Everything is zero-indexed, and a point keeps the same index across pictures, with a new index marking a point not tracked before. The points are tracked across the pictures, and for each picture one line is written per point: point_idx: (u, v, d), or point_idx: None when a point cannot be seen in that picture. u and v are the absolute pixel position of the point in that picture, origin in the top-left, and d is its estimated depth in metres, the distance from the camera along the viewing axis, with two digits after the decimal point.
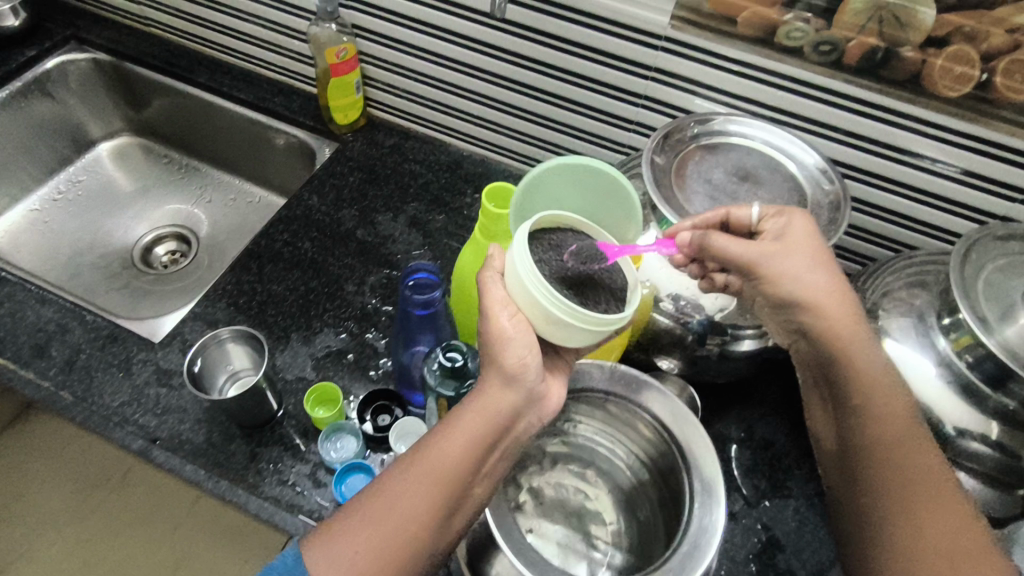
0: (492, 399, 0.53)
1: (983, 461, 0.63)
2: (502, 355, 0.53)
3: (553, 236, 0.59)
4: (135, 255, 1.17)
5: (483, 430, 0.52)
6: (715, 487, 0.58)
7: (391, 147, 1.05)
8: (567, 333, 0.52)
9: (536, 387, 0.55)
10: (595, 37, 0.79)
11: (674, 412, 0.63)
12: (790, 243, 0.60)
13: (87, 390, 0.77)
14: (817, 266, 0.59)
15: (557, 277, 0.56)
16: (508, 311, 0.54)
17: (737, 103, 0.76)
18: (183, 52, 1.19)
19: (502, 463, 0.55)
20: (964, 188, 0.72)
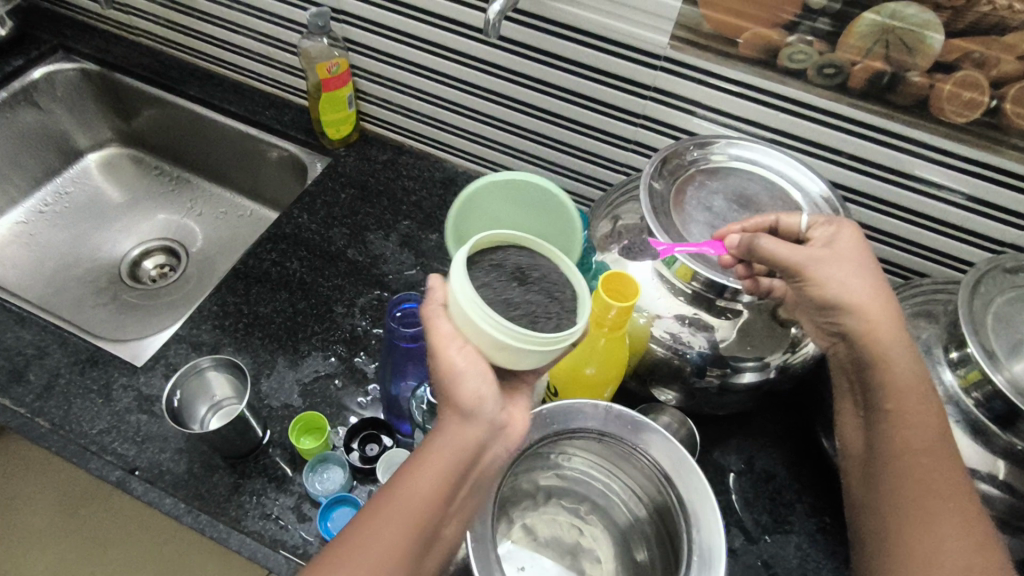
0: (454, 436, 0.51)
1: (993, 502, 0.61)
2: (456, 392, 0.51)
3: (492, 257, 0.56)
4: (123, 269, 1.14)
5: (448, 469, 0.50)
6: (713, 541, 0.55)
7: (384, 162, 1.03)
8: (518, 356, 0.50)
9: (497, 417, 0.53)
10: (591, 55, 0.76)
11: (673, 455, 0.61)
12: (834, 250, 0.58)
13: (65, 417, 0.74)
14: (859, 273, 0.57)
15: (502, 300, 0.53)
16: (457, 344, 0.51)
17: (738, 125, 0.74)
18: (174, 63, 1.17)
19: (469, 499, 0.53)
20: (971, 215, 0.70)
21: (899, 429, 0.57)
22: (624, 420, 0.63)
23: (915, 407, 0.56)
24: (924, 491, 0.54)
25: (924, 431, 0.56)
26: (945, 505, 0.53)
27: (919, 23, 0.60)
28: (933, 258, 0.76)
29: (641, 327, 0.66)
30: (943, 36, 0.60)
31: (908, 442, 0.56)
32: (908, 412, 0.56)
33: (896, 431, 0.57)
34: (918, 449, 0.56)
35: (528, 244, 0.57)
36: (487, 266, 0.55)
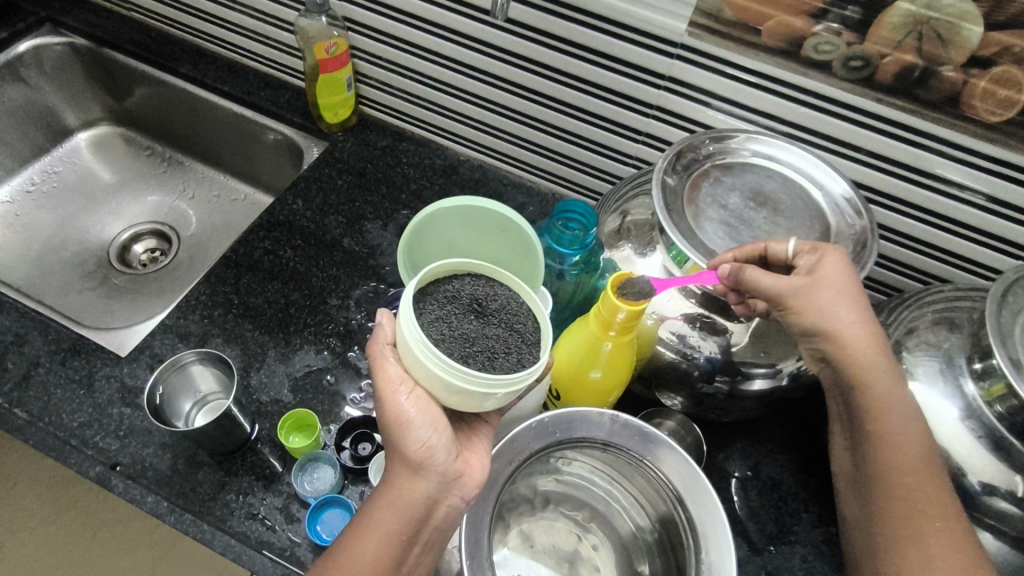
0: (403, 492, 0.50)
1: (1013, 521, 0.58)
2: (405, 444, 0.50)
3: (448, 287, 0.54)
4: (112, 253, 1.11)
5: (396, 527, 0.49)
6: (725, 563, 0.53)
7: (383, 148, 0.99)
8: (476, 399, 0.47)
9: (448, 468, 0.51)
10: (603, 41, 0.73)
11: (684, 470, 0.58)
12: (820, 280, 0.55)
13: (44, 408, 0.71)
14: (842, 301, 0.54)
15: (458, 336, 0.51)
16: (406, 389, 0.49)
17: (756, 119, 0.71)
18: (166, 39, 1.13)
19: (425, 554, 0.52)
20: (996, 218, 0.67)
21: (889, 452, 0.54)
22: (632, 431, 0.60)
23: (902, 428, 0.54)
24: (925, 515, 0.52)
25: (916, 455, 0.54)
26: (945, 532, 0.52)
27: (956, 13, 0.56)
28: (953, 261, 0.73)
29: (649, 328, 0.63)
30: (982, 29, 0.56)
31: (901, 463, 0.54)
32: (888, 437, 0.54)
33: (884, 454, 0.54)
34: (910, 474, 0.53)
35: (485, 272, 0.56)
36: (442, 298, 0.53)
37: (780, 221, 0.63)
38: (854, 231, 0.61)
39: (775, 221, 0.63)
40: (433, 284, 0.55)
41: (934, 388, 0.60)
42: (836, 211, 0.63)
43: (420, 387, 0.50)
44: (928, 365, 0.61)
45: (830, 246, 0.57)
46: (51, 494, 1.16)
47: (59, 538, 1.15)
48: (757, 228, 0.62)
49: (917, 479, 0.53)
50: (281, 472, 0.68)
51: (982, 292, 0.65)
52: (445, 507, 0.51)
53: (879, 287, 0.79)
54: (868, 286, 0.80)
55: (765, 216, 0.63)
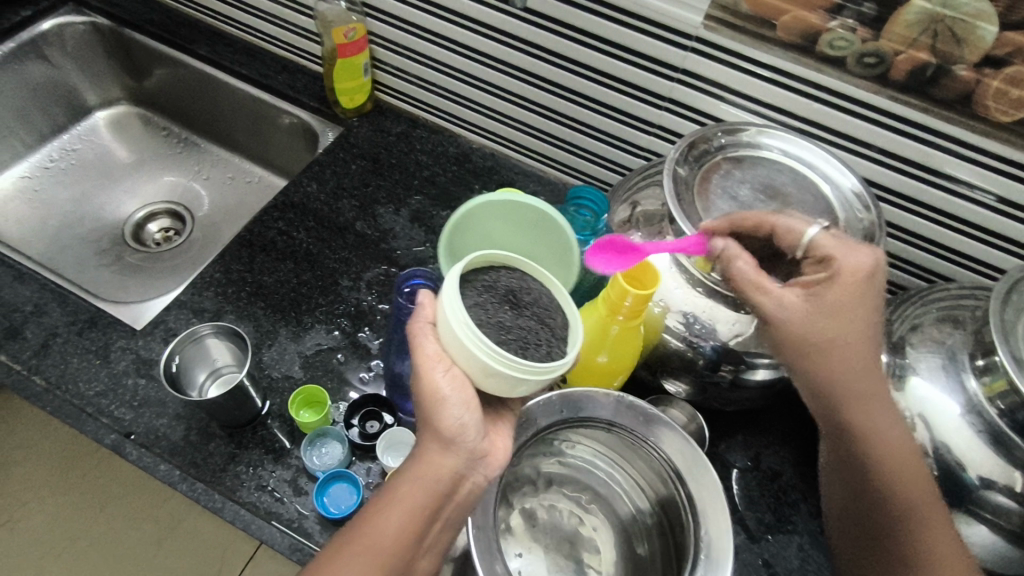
0: (431, 466, 0.51)
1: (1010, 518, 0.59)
2: (438, 419, 0.51)
3: (484, 277, 0.54)
4: (127, 231, 1.12)
5: (421, 500, 0.50)
6: (719, 543, 0.54)
7: (398, 135, 1.00)
8: (511, 384, 0.48)
9: (476, 446, 0.52)
10: (619, 32, 0.73)
11: (686, 452, 0.59)
12: (821, 293, 0.54)
13: (62, 377, 0.72)
14: (837, 323, 0.54)
15: (494, 323, 0.51)
16: (443, 366, 0.50)
17: (769, 114, 0.71)
18: (186, 21, 1.14)
19: (445, 530, 0.53)
20: (1003, 218, 0.67)
21: (880, 450, 0.55)
22: (631, 411, 0.61)
23: (891, 430, 0.56)
24: (920, 513, 0.55)
25: (905, 452, 0.55)
26: (936, 530, 0.54)
27: (972, 12, 0.57)
28: (960, 261, 0.73)
29: (657, 316, 0.64)
30: (997, 28, 0.57)
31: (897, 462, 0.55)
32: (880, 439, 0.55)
33: (881, 458, 0.55)
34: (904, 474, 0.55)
35: (520, 269, 0.57)
36: (481, 285, 0.54)
37: (790, 214, 0.63)
38: (862, 225, 0.62)
39: (784, 213, 0.63)
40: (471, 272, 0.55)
41: (936, 383, 0.61)
42: (846, 206, 0.64)
43: (456, 366, 0.50)
44: (930, 361, 0.62)
45: (847, 254, 0.55)
46: (62, 466, 1.19)
47: (66, 511, 1.17)
48: None
49: (910, 476, 0.55)
50: (290, 447, 0.70)
51: (986, 291, 0.66)
52: (470, 483, 0.52)
53: (886, 285, 0.80)
54: None
55: (774, 209, 0.64)
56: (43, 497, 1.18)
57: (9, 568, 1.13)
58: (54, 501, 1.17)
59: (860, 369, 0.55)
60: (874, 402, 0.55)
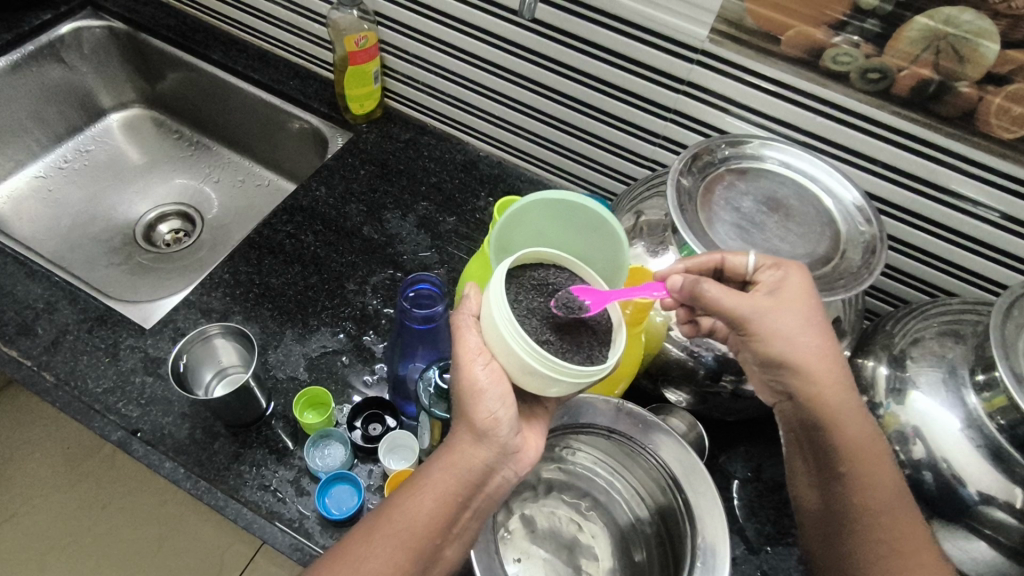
0: (464, 455, 0.52)
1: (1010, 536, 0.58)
2: (474, 411, 0.52)
3: (534, 274, 0.57)
4: (138, 231, 1.14)
5: (452, 489, 0.51)
6: (717, 547, 0.54)
7: (406, 141, 1.02)
8: (545, 383, 0.49)
9: (510, 441, 0.53)
10: (626, 44, 0.74)
11: (684, 461, 0.59)
12: (785, 297, 0.56)
13: (71, 373, 0.73)
14: (788, 330, 0.56)
15: (538, 323, 0.54)
16: (483, 361, 0.51)
17: (773, 127, 0.72)
18: (201, 27, 1.16)
19: (473, 521, 0.53)
20: (1005, 234, 0.68)
21: (853, 446, 0.56)
22: (628, 418, 0.61)
23: (858, 430, 0.56)
24: (894, 517, 0.54)
25: (877, 453, 0.56)
26: (908, 531, 0.54)
27: (974, 30, 0.58)
28: (962, 276, 0.74)
29: (658, 325, 0.65)
30: (998, 46, 0.57)
31: (871, 464, 0.55)
32: (845, 436, 0.56)
33: (852, 454, 0.56)
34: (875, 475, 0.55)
35: (572, 267, 0.58)
36: (527, 284, 0.56)
37: (792, 226, 0.64)
38: (864, 239, 0.63)
39: (787, 226, 0.64)
40: (517, 269, 0.57)
41: (935, 397, 0.61)
42: (848, 219, 0.64)
43: (496, 360, 0.51)
44: (930, 375, 0.62)
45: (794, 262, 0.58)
46: (69, 461, 1.21)
47: (69, 509, 1.18)
48: (769, 231, 0.64)
49: (880, 475, 0.55)
50: (293, 448, 0.71)
51: (988, 306, 0.66)
52: (499, 477, 0.53)
53: (888, 299, 0.80)
54: (877, 297, 0.81)
55: (777, 221, 0.64)
56: (48, 493, 1.19)
57: (12, 565, 1.13)
58: (59, 497, 1.18)
59: (818, 368, 0.56)
60: (834, 397, 0.56)
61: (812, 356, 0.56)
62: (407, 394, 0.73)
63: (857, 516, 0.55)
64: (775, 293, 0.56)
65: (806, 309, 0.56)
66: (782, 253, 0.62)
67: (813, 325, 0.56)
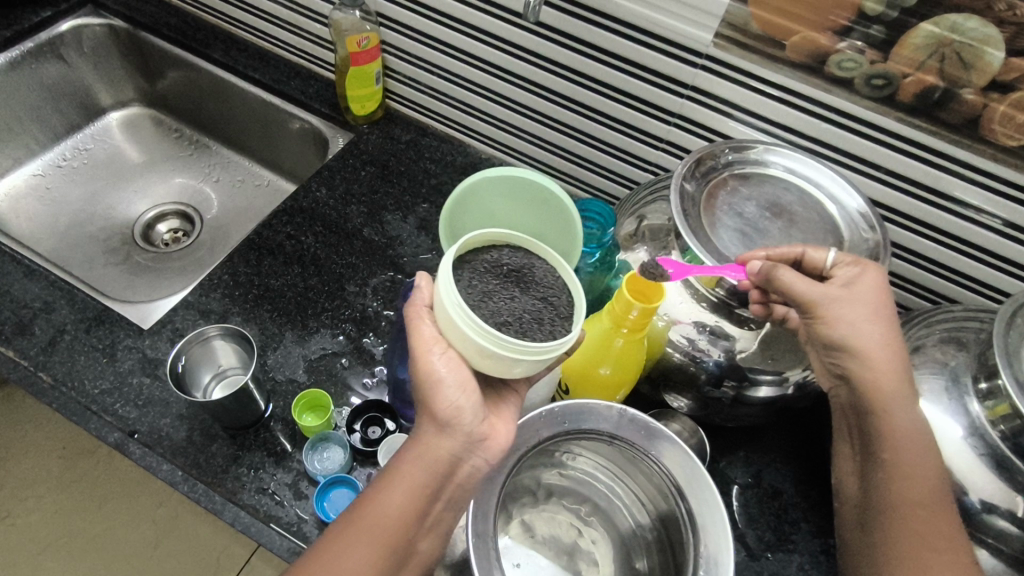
0: (429, 447, 0.52)
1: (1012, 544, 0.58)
2: (434, 401, 0.52)
3: (488, 256, 0.56)
4: (136, 231, 1.13)
5: (420, 483, 0.51)
6: (719, 559, 0.54)
7: (407, 142, 1.01)
8: (506, 364, 0.48)
9: (475, 429, 0.53)
10: (629, 47, 0.74)
11: (687, 468, 0.59)
12: (860, 290, 0.56)
13: (68, 374, 0.73)
14: (858, 319, 0.56)
15: (496, 305, 0.53)
16: (439, 349, 0.51)
17: (777, 132, 0.72)
18: (202, 26, 1.16)
19: (445, 513, 0.53)
20: (1008, 241, 0.68)
21: (897, 437, 0.56)
22: (630, 424, 0.61)
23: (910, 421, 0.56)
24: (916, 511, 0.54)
25: (919, 448, 0.55)
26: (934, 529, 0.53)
27: (979, 37, 0.57)
28: (964, 283, 0.73)
29: (660, 329, 0.64)
30: (1003, 54, 0.57)
31: (914, 457, 0.55)
32: (889, 424, 0.56)
33: (893, 446, 0.56)
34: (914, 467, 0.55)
35: (525, 245, 0.57)
36: (481, 267, 0.55)
37: (795, 232, 0.64)
38: (868, 245, 0.62)
39: (791, 231, 0.64)
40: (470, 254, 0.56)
41: (937, 405, 0.61)
42: (852, 226, 0.64)
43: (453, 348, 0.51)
44: (933, 383, 0.62)
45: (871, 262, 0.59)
46: (65, 461, 1.20)
47: (64, 509, 1.17)
48: (773, 236, 0.63)
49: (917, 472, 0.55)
50: (292, 451, 0.70)
51: (991, 313, 0.66)
52: (468, 467, 0.53)
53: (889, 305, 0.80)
54: None
55: (780, 227, 0.64)
56: (43, 493, 1.18)
57: (6, 565, 1.12)
58: (54, 497, 1.18)
59: (879, 356, 0.56)
60: (887, 387, 0.56)
61: (876, 344, 0.56)
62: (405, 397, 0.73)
63: (888, 504, 0.56)
64: (850, 285, 0.57)
65: (875, 304, 0.56)
66: None
67: (883, 315, 0.57)
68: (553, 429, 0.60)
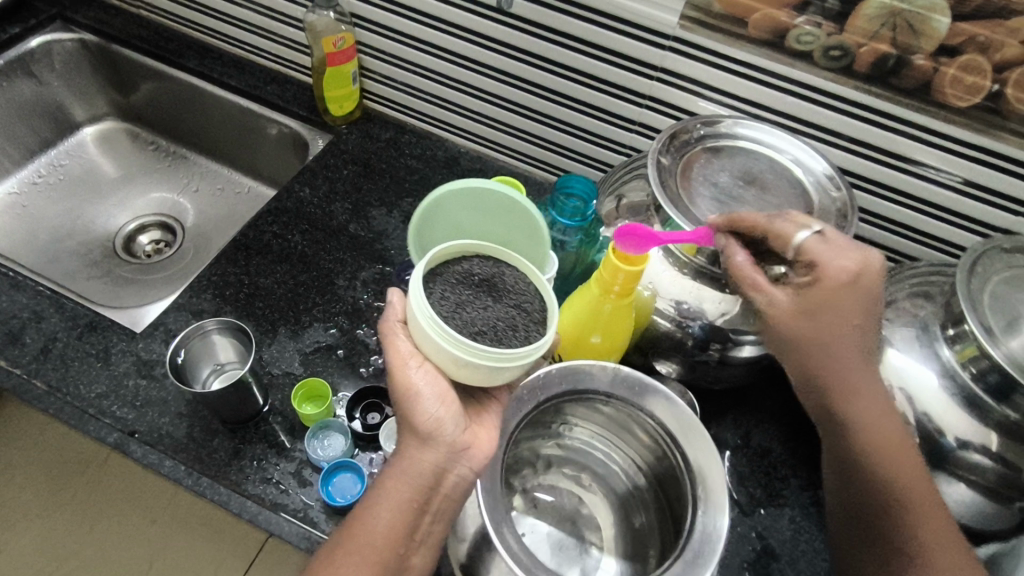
0: (413, 461, 0.54)
1: (986, 475, 0.61)
2: (414, 414, 0.54)
3: (459, 267, 0.58)
4: (117, 243, 1.13)
5: (407, 496, 0.53)
6: (716, 494, 0.57)
7: (387, 141, 1.03)
8: (487, 374, 0.50)
9: (457, 439, 0.54)
10: (599, 34, 0.77)
11: (679, 417, 0.61)
12: (813, 300, 0.56)
13: (62, 379, 0.73)
14: (821, 333, 0.56)
15: (470, 317, 0.55)
16: (415, 363, 0.53)
17: (744, 107, 0.76)
18: (174, 36, 1.16)
19: (436, 524, 0.55)
20: (964, 197, 0.72)
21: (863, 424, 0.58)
22: (622, 381, 0.63)
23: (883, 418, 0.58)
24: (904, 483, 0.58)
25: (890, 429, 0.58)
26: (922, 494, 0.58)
27: (926, 6, 0.61)
28: (928, 243, 0.77)
29: (646, 299, 0.67)
30: (949, 19, 0.61)
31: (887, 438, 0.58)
32: (863, 425, 0.58)
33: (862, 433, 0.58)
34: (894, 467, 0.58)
35: (495, 254, 0.59)
36: (452, 278, 0.57)
37: (767, 198, 0.67)
38: (836, 206, 0.66)
39: (763, 198, 0.67)
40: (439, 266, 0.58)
41: (910, 355, 0.64)
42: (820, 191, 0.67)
43: (429, 361, 0.53)
44: (904, 333, 0.65)
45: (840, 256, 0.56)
46: (53, 483, 1.18)
47: (56, 531, 1.16)
48: (746, 203, 0.66)
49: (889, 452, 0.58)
50: (292, 441, 0.71)
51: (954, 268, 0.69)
52: (454, 476, 0.54)
53: None
54: None
55: (753, 193, 0.67)
56: (35, 517, 1.17)
57: None
58: (45, 520, 1.17)
59: (849, 363, 0.57)
60: (857, 388, 0.58)
61: (847, 346, 0.57)
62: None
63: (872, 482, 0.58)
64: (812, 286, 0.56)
65: (844, 305, 0.56)
66: None
67: (858, 319, 0.56)
68: (552, 397, 0.63)
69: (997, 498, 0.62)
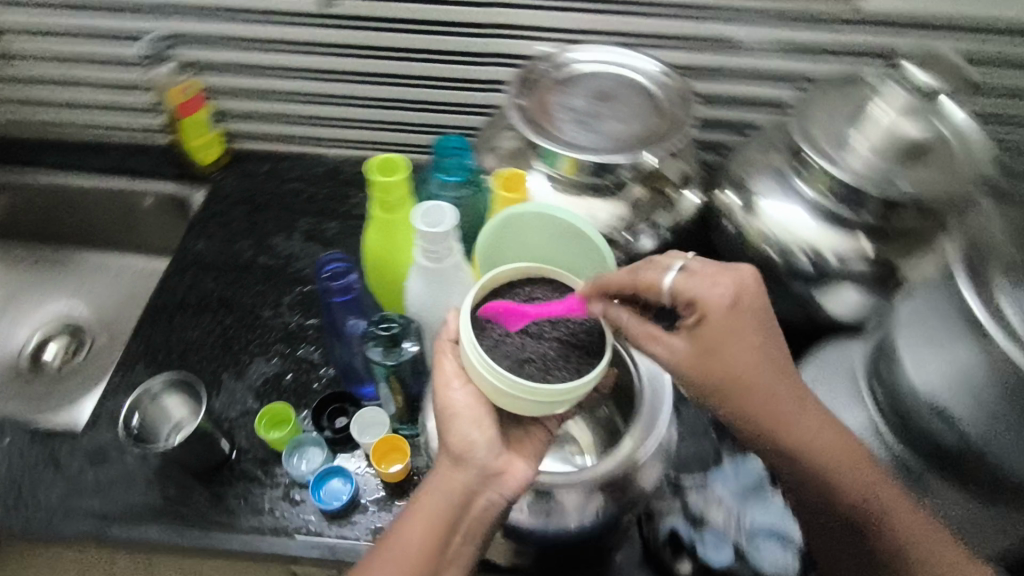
0: (445, 478, 0.56)
1: (867, 277, 0.71)
2: (446, 433, 0.57)
3: (521, 291, 0.57)
4: (21, 362, 1.07)
5: (437, 516, 0.54)
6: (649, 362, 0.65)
7: (266, 173, 1.04)
8: (530, 406, 0.52)
9: (489, 462, 0.56)
10: (427, 11, 0.83)
11: None
12: (704, 333, 0.53)
13: (17, 497, 0.71)
14: (717, 378, 0.53)
15: (522, 348, 0.55)
16: (459, 384, 0.58)
17: (576, 38, 0.83)
18: (13, 140, 1.12)
19: (464, 546, 0.56)
20: (778, 59, 0.82)
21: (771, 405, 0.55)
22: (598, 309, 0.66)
23: (822, 433, 0.55)
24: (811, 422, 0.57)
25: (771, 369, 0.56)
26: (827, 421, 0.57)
27: None
28: (764, 109, 0.88)
29: None
30: None
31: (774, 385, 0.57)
32: (803, 444, 0.54)
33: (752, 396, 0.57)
34: (861, 490, 0.54)
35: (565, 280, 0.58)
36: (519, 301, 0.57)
37: (619, 106, 0.75)
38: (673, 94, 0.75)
39: (615, 107, 0.75)
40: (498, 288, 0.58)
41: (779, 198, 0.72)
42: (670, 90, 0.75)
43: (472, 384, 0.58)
44: (767, 182, 0.74)
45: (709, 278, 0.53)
46: None
47: None
48: (603, 116, 0.74)
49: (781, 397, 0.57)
50: (270, 470, 0.72)
51: None
52: (484, 500, 0.56)
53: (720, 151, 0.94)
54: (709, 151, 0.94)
55: (606, 106, 0.75)
56: None
57: None
58: None
59: (761, 410, 0.53)
60: (796, 430, 0.54)
61: (763, 385, 0.53)
62: (358, 381, 0.77)
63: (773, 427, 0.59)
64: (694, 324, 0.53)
65: (732, 345, 0.52)
66: (616, 129, 0.73)
67: (734, 323, 0.52)
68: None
69: (881, 291, 0.72)
